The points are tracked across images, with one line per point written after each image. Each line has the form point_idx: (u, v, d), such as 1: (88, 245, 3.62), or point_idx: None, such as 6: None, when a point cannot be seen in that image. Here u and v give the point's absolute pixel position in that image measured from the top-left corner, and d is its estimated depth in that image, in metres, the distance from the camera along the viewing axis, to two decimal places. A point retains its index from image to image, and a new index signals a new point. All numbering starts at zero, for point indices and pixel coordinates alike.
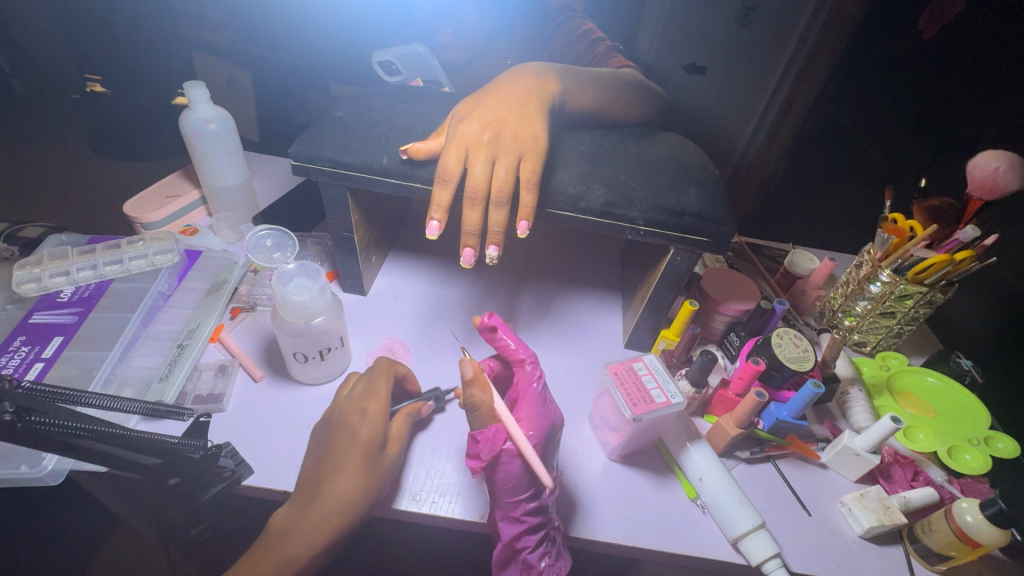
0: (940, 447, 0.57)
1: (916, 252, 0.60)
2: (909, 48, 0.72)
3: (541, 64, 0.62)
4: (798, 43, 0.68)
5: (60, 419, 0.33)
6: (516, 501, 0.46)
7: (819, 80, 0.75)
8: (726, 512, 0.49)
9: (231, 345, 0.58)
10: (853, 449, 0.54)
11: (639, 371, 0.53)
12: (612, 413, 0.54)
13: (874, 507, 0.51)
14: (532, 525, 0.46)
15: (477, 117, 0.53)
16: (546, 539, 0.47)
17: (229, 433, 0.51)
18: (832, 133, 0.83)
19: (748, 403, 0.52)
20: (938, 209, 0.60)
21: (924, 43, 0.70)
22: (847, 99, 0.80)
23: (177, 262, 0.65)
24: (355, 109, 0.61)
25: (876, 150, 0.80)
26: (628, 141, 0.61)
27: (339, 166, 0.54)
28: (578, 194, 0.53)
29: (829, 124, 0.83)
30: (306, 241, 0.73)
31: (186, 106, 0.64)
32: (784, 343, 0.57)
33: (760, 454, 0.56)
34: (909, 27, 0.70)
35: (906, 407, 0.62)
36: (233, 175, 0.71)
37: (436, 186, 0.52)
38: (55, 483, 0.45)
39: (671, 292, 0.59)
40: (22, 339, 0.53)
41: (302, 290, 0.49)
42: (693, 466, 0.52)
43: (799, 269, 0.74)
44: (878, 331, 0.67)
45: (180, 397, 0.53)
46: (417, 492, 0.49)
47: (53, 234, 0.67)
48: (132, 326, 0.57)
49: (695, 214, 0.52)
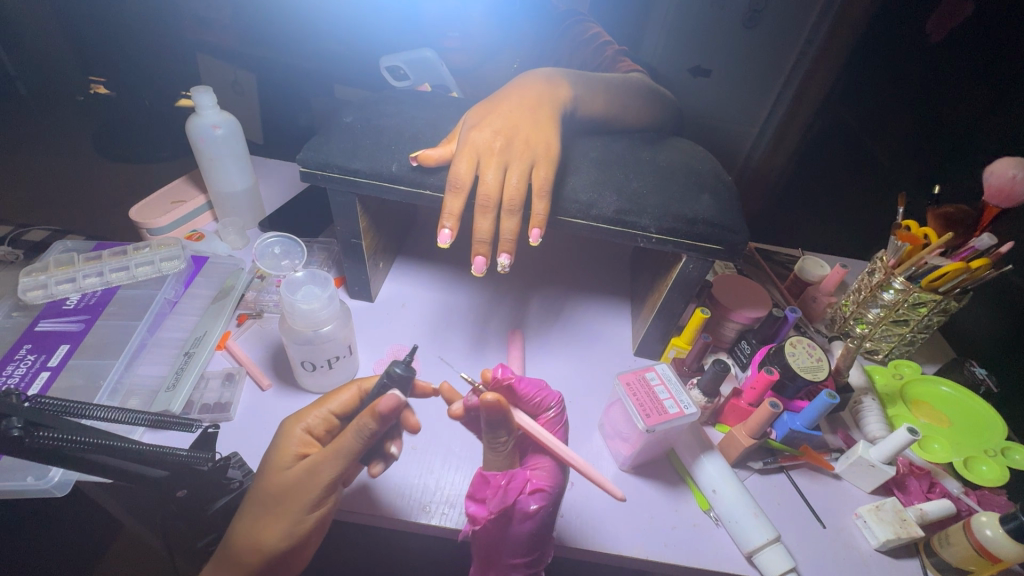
0: (956, 458, 0.56)
1: (930, 260, 0.59)
2: (911, 54, 0.68)
3: (551, 70, 0.62)
4: (805, 45, 0.65)
5: (67, 434, 0.32)
6: (514, 563, 0.45)
7: (826, 84, 0.70)
8: (740, 524, 0.48)
9: (238, 353, 0.58)
10: (869, 461, 0.53)
11: (651, 381, 0.53)
12: (623, 423, 0.54)
13: (890, 520, 0.50)
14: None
15: (487, 124, 0.53)
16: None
17: (235, 442, 0.50)
18: (837, 137, 0.79)
19: (761, 413, 0.51)
20: (953, 216, 0.59)
21: (933, 47, 0.67)
22: (858, 99, 0.75)
23: (184, 269, 0.64)
24: (364, 115, 0.60)
25: (884, 149, 0.79)
26: (639, 147, 0.61)
27: (348, 173, 0.54)
28: (590, 201, 0.53)
29: (837, 128, 0.78)
30: (314, 247, 0.72)
31: (193, 111, 0.64)
32: (797, 352, 0.56)
33: (773, 465, 0.55)
34: (916, 32, 0.66)
35: (920, 417, 0.61)
36: (239, 180, 0.71)
37: (447, 193, 0.51)
38: (62, 494, 0.45)
39: (682, 301, 0.58)
40: (28, 347, 0.53)
41: (311, 298, 0.49)
42: (706, 477, 0.52)
43: (809, 276, 0.74)
44: (891, 339, 0.66)
45: (187, 406, 0.52)
46: (427, 503, 0.49)
47: (60, 240, 0.67)
48: (139, 334, 0.56)
49: (708, 221, 0.52)
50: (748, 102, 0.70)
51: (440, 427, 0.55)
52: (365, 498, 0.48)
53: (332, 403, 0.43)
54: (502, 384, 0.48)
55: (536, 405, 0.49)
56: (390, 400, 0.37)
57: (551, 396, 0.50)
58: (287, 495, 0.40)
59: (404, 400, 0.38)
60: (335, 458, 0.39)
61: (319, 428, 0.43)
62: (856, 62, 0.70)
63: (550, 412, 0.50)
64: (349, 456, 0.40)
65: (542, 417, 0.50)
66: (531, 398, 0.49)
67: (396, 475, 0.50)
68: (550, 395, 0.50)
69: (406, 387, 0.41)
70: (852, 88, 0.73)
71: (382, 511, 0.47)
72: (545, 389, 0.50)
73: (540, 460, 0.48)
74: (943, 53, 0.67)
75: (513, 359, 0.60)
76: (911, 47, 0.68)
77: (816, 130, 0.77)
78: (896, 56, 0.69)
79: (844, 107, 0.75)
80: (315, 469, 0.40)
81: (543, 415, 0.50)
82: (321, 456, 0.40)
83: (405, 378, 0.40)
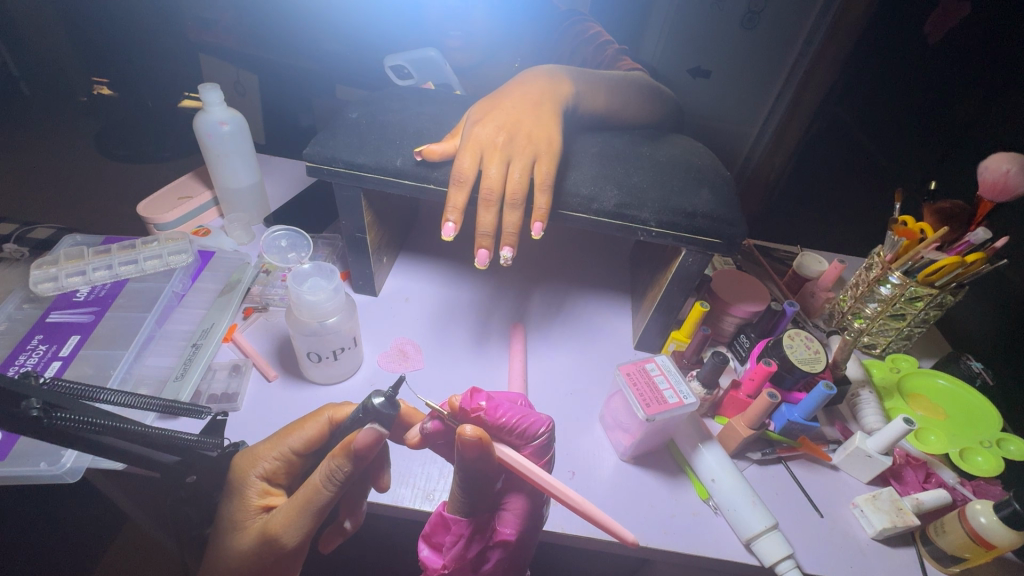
0: (952, 449, 0.57)
1: (926, 254, 0.60)
2: (915, 53, 0.71)
3: (552, 67, 0.62)
4: (803, 46, 0.69)
5: (82, 415, 0.32)
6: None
7: (823, 88, 0.73)
8: (739, 513, 0.49)
9: (244, 345, 0.59)
10: (865, 451, 0.54)
11: (651, 372, 0.54)
12: (623, 414, 0.54)
13: (886, 509, 0.51)
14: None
15: (490, 119, 0.54)
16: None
17: (242, 430, 0.51)
18: (843, 141, 0.83)
19: (760, 404, 0.52)
20: (948, 211, 0.60)
21: (931, 47, 0.69)
22: (857, 100, 0.80)
23: (191, 263, 0.65)
24: (368, 111, 0.61)
25: (883, 147, 0.78)
26: (639, 143, 0.62)
27: (352, 167, 0.55)
28: (591, 196, 0.53)
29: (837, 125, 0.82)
30: (317, 242, 0.73)
31: (200, 108, 0.65)
32: (795, 344, 0.57)
33: (772, 455, 0.56)
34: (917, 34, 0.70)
35: (916, 409, 0.62)
36: (245, 176, 0.72)
37: (450, 187, 0.52)
38: (73, 480, 0.46)
39: (682, 294, 0.59)
40: (40, 337, 0.54)
41: (317, 290, 0.50)
42: (705, 467, 0.53)
43: (808, 271, 0.75)
44: (888, 333, 0.67)
45: (196, 396, 0.53)
46: (430, 491, 0.50)
47: (68, 234, 0.68)
48: (148, 324, 0.57)
49: (707, 215, 0.52)
50: (750, 98, 0.75)
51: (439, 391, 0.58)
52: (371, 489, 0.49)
53: (289, 442, 0.45)
54: (473, 416, 0.42)
55: (521, 434, 0.43)
56: (367, 434, 0.37)
57: (539, 421, 0.44)
58: (257, 549, 0.42)
59: (381, 433, 0.38)
60: (299, 514, 0.41)
61: (278, 468, 0.45)
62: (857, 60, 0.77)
63: (535, 441, 0.44)
64: (309, 511, 0.41)
65: (526, 448, 0.44)
66: (514, 424, 0.43)
67: (403, 466, 0.51)
68: (538, 420, 0.44)
69: (388, 422, 0.38)
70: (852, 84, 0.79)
71: (386, 500, 0.48)
72: (530, 414, 0.44)
73: (514, 499, 0.44)
74: (938, 56, 0.68)
75: (516, 351, 0.62)
76: (913, 46, 0.71)
77: (815, 129, 0.83)
78: (899, 55, 0.73)
79: (843, 107, 0.81)
80: (280, 529, 0.41)
81: (529, 444, 0.44)
82: (285, 514, 0.41)
83: (384, 414, 0.38)
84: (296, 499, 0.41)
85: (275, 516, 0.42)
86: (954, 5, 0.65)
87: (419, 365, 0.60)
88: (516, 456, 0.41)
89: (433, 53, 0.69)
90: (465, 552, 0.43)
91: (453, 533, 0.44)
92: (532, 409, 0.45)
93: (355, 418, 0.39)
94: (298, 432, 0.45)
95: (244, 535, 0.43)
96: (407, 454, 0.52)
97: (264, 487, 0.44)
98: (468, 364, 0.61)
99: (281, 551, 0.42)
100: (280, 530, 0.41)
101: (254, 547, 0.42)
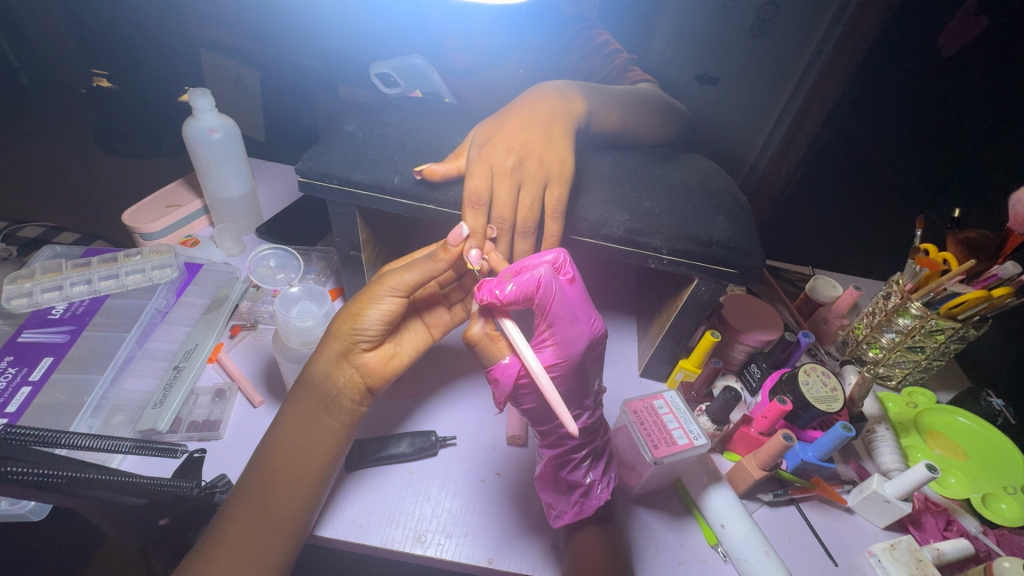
0: (973, 494, 0.54)
1: (949, 287, 0.57)
2: (924, 71, 0.63)
3: (562, 82, 0.59)
4: (813, 56, 0.60)
5: (38, 468, 0.30)
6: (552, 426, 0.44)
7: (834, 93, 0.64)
8: (750, 564, 0.46)
9: (229, 366, 0.55)
10: (883, 496, 0.50)
11: (661, 411, 0.51)
12: (629, 451, 0.52)
13: (906, 560, 0.49)
14: (574, 449, 0.45)
15: (498, 139, 0.50)
16: (591, 456, 0.47)
17: (220, 465, 0.48)
18: (845, 149, 0.71)
19: (773, 444, 0.49)
20: (977, 243, 0.57)
21: (944, 62, 0.60)
22: (869, 108, 0.68)
23: (175, 278, 0.62)
24: (365, 123, 0.58)
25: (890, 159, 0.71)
26: (652, 163, 0.59)
27: (347, 183, 0.52)
28: (600, 220, 0.51)
29: (841, 137, 0.70)
30: (312, 256, 0.70)
31: (191, 114, 0.62)
32: (811, 381, 0.54)
33: (784, 497, 0.53)
34: (925, 42, 0.61)
35: (935, 448, 0.59)
36: (238, 186, 0.69)
37: (466, 208, 0.48)
38: (38, 518, 0.43)
39: (692, 322, 0.56)
40: (9, 360, 0.51)
41: (306, 315, 0.49)
42: (714, 511, 0.49)
43: (822, 297, 0.72)
44: (906, 365, 0.65)
45: (175, 424, 0.50)
46: (423, 533, 0.46)
47: (48, 245, 0.65)
48: (127, 345, 0.54)
49: (724, 244, 0.49)
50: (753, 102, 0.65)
51: (438, 417, 0.56)
52: (353, 531, 0.46)
53: (410, 282, 0.43)
54: (647, 409, 0.51)
55: (750, 426, 0.55)
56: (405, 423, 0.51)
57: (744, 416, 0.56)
58: (334, 375, 0.44)
59: (420, 450, 0.52)
60: (387, 376, 0.46)
61: (394, 301, 0.43)
62: (870, 66, 0.63)
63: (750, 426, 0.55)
64: (391, 375, 0.46)
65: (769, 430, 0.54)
66: (769, 424, 0.53)
67: (393, 503, 0.48)
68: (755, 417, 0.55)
69: (420, 460, 0.52)
70: (865, 90, 0.66)
71: (376, 543, 0.45)
72: (665, 404, 0.51)
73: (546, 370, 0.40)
74: (952, 70, 0.60)
75: None
76: (919, 64, 0.63)
77: (823, 142, 0.70)
78: (900, 70, 0.64)
79: (853, 118, 0.68)
80: (370, 376, 0.45)
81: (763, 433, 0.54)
82: (377, 364, 0.45)
83: (410, 454, 0.51)
84: (400, 310, 0.43)
85: (371, 360, 0.45)
86: (972, 19, 0.57)
87: (418, 394, 0.58)
88: (671, 454, 0.47)
89: (419, 61, 0.68)
90: (494, 285, 0.38)
91: (541, 335, 0.41)
92: (670, 401, 0.52)
93: (399, 452, 0.51)
94: (418, 264, 0.43)
95: (335, 357, 0.44)
96: (391, 490, 0.49)
97: (381, 312, 0.43)
98: (466, 396, 0.59)
99: (363, 370, 0.44)
100: (365, 377, 0.45)
101: (340, 332, 0.43)
